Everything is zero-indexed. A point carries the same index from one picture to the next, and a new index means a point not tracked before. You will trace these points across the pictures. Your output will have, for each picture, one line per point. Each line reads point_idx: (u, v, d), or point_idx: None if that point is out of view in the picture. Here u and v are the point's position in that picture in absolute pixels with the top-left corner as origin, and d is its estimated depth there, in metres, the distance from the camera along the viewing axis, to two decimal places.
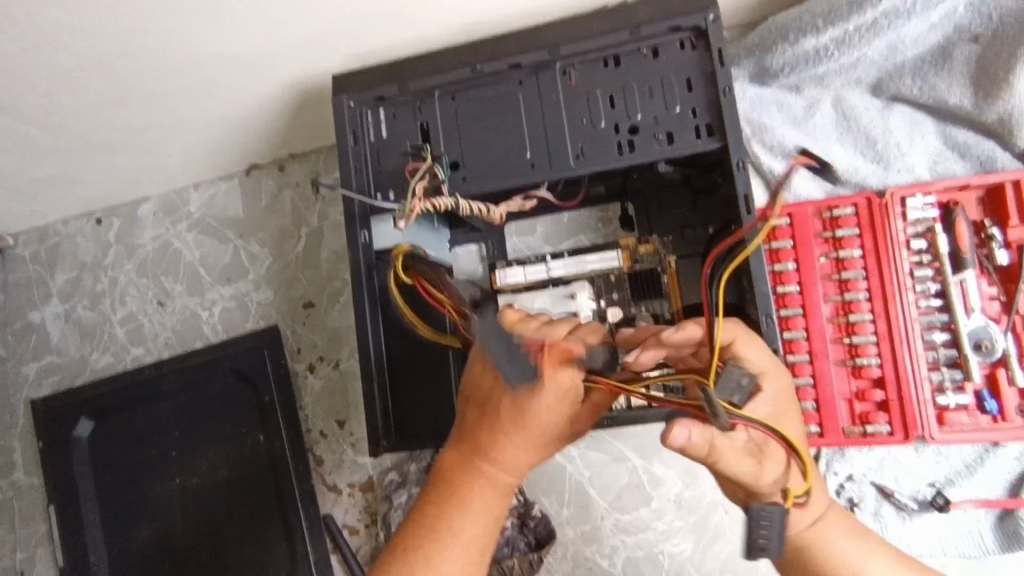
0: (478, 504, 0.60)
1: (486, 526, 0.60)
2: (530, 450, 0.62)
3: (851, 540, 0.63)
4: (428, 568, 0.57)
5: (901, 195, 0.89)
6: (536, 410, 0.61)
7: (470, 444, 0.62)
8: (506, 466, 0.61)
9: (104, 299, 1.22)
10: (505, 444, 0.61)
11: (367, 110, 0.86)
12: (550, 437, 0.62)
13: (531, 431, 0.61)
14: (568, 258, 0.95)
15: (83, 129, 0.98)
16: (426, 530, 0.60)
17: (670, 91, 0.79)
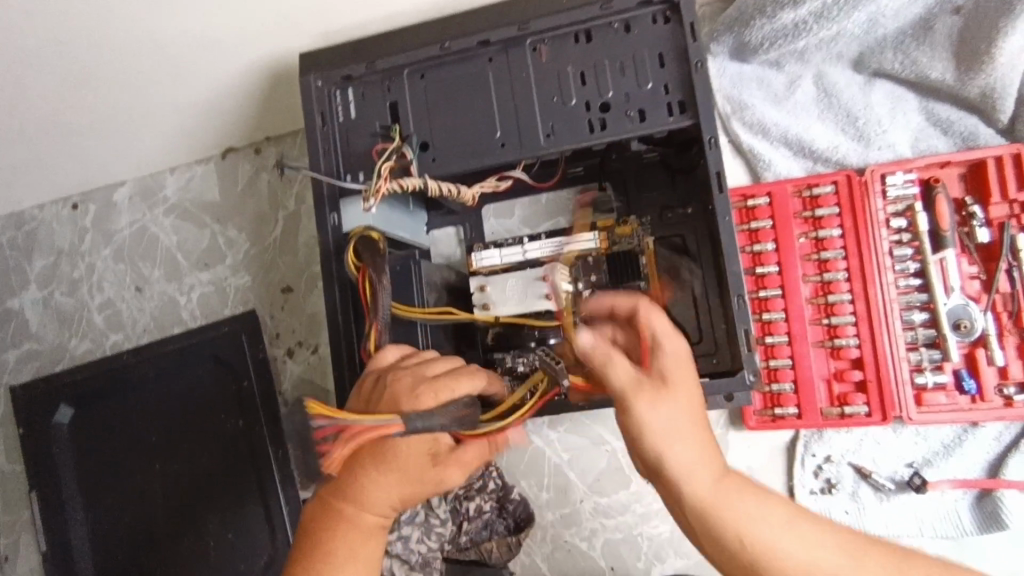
0: (344, 543, 0.65)
1: (355, 564, 0.65)
2: (388, 489, 0.66)
3: (752, 503, 0.56)
4: None
5: (881, 172, 0.88)
6: (392, 450, 0.65)
7: (335, 489, 0.67)
8: (366, 506, 0.66)
9: (82, 285, 1.21)
10: (364, 485, 0.66)
11: (336, 90, 0.84)
12: (408, 476, 0.66)
13: (388, 470, 0.65)
14: (545, 240, 0.94)
15: (50, 111, 0.96)
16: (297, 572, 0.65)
17: (642, 67, 0.77)
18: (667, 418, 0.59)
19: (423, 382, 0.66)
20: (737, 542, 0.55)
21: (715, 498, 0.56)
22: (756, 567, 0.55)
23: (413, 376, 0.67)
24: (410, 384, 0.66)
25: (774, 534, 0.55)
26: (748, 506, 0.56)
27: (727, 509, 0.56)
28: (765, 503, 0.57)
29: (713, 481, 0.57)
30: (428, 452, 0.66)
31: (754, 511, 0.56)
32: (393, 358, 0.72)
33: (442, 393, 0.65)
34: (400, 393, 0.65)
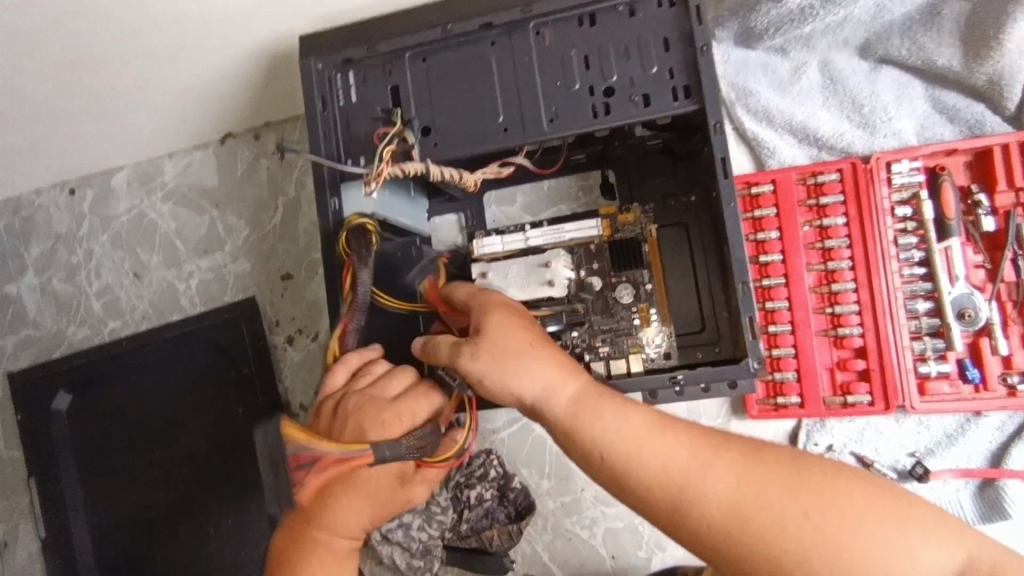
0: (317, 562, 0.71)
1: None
2: (358, 511, 0.70)
3: (614, 414, 0.59)
4: None
5: (886, 160, 0.87)
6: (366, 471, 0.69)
7: (305, 514, 0.72)
8: (337, 528, 0.71)
9: (79, 271, 1.20)
10: (335, 509, 0.70)
11: (336, 73, 0.83)
12: (377, 497, 0.70)
13: (357, 491, 0.69)
14: (546, 227, 0.94)
15: (46, 94, 0.95)
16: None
17: (647, 50, 0.76)
18: (504, 361, 0.63)
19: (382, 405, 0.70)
20: (606, 451, 0.58)
21: (580, 418, 0.60)
22: (628, 480, 0.57)
23: (369, 400, 0.71)
24: (368, 415, 0.70)
25: (642, 441, 0.57)
26: (614, 418, 0.59)
27: (593, 424, 0.59)
28: (635, 413, 0.59)
29: (572, 402, 0.61)
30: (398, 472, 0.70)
31: (624, 420, 0.59)
32: (342, 379, 0.75)
33: (405, 419, 0.70)
34: (366, 420, 0.70)
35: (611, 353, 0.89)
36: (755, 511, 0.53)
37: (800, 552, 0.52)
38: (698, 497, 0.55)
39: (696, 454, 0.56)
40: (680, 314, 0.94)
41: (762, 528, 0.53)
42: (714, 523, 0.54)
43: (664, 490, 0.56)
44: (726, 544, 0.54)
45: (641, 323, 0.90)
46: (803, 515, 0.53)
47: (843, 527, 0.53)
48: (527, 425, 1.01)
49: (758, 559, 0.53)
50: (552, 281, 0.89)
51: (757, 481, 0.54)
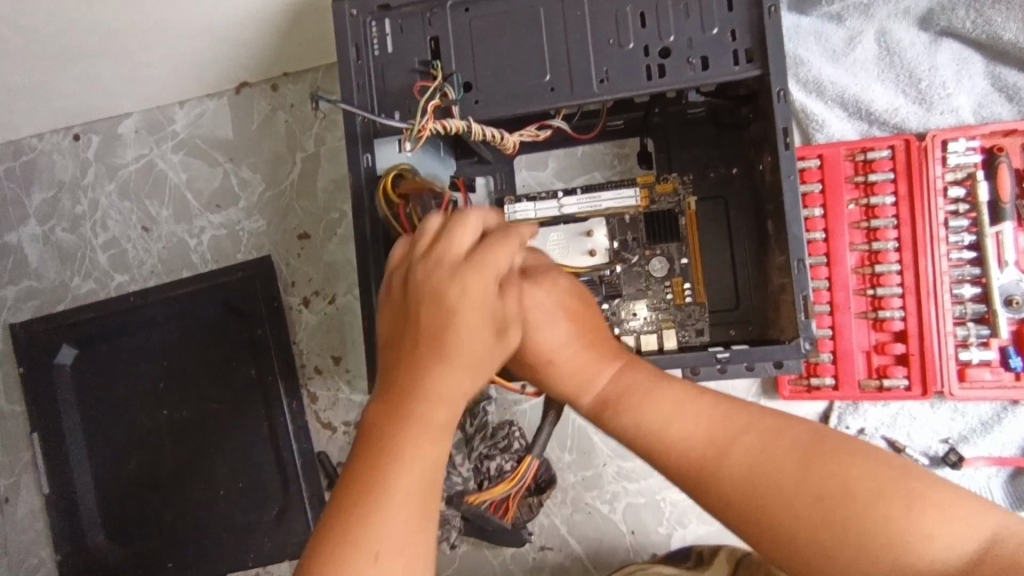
0: (416, 445, 0.52)
1: (425, 474, 0.52)
2: (460, 379, 0.55)
3: (644, 397, 0.57)
4: (366, 524, 0.49)
5: (942, 138, 0.84)
6: (452, 334, 0.55)
7: (392, 391, 0.55)
8: (436, 400, 0.54)
9: (84, 222, 1.15)
10: (431, 377, 0.54)
11: (372, 20, 0.78)
12: (475, 357, 0.56)
13: (452, 357, 0.55)
14: (581, 195, 0.90)
15: (56, 31, 0.89)
16: (353, 528, 0.49)
17: (708, 10, 0.71)
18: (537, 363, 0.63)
19: (461, 260, 0.57)
20: (635, 441, 0.56)
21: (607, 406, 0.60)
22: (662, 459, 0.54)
23: (450, 258, 0.57)
24: (447, 271, 0.57)
25: (660, 427, 0.55)
26: (636, 400, 0.58)
27: (618, 412, 0.58)
28: (662, 394, 0.57)
29: (602, 397, 0.60)
30: (490, 321, 0.57)
31: (645, 407, 0.57)
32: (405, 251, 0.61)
33: (489, 276, 0.57)
34: (444, 285, 0.56)
35: (641, 328, 0.87)
36: (770, 494, 0.49)
37: (813, 535, 0.47)
38: (717, 478, 0.51)
39: (714, 437, 0.53)
40: (715, 290, 0.91)
41: (773, 511, 0.49)
42: (734, 503, 0.50)
43: (683, 472, 0.53)
44: (745, 526, 0.50)
45: (674, 299, 0.87)
46: (814, 497, 0.48)
47: (856, 512, 0.46)
48: None
49: (774, 544, 0.48)
50: (592, 252, 0.88)
51: (771, 464, 0.50)
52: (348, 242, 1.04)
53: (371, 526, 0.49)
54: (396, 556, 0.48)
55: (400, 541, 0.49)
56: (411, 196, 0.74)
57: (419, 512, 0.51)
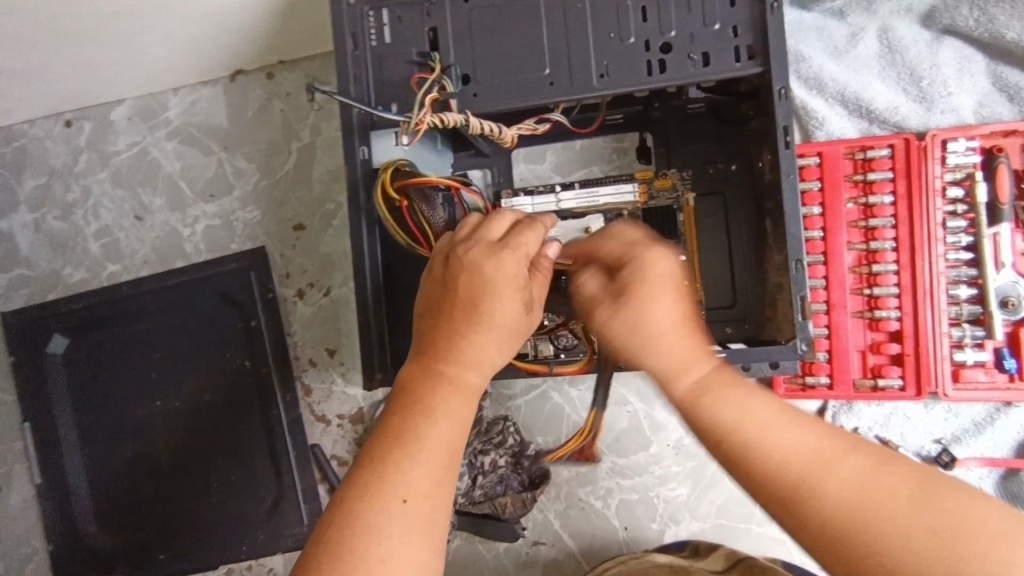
0: (446, 404, 0.59)
1: (453, 429, 0.58)
2: (492, 348, 0.61)
3: (735, 395, 0.54)
4: (397, 471, 0.55)
5: (942, 138, 0.83)
6: (490, 306, 0.61)
7: (427, 355, 0.61)
8: (468, 364, 0.60)
9: (75, 210, 1.13)
10: (468, 344, 0.61)
11: (369, 10, 0.77)
12: (508, 329, 0.62)
13: (487, 327, 0.61)
14: (579, 189, 0.90)
15: (49, 15, 0.87)
16: (384, 465, 0.56)
17: (710, 4, 0.70)
18: (638, 328, 0.61)
19: (500, 242, 0.64)
20: (724, 436, 0.52)
21: (697, 392, 0.56)
22: (741, 463, 0.50)
23: (487, 240, 0.64)
24: (485, 249, 0.63)
25: (763, 427, 0.50)
26: (733, 392, 0.54)
27: (713, 400, 0.54)
28: (762, 395, 0.53)
29: (694, 387, 0.56)
30: (524, 296, 0.63)
31: (749, 406, 0.52)
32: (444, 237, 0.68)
33: (523, 257, 0.63)
34: (484, 258, 0.62)
35: None
36: (880, 515, 0.44)
37: (922, 568, 0.42)
38: (816, 493, 0.46)
39: (819, 451, 0.48)
40: (712, 288, 0.90)
41: (879, 538, 0.44)
42: (833, 516, 0.45)
43: (776, 481, 0.48)
44: (836, 547, 0.45)
45: None
46: (928, 530, 0.43)
47: (977, 553, 0.42)
48: (545, 394, 0.99)
49: (876, 574, 0.43)
50: None
51: (882, 489, 0.45)
52: (344, 233, 1.03)
53: (403, 467, 0.55)
54: (421, 502, 0.54)
55: (428, 483, 0.55)
56: (412, 190, 0.73)
57: (445, 460, 0.57)
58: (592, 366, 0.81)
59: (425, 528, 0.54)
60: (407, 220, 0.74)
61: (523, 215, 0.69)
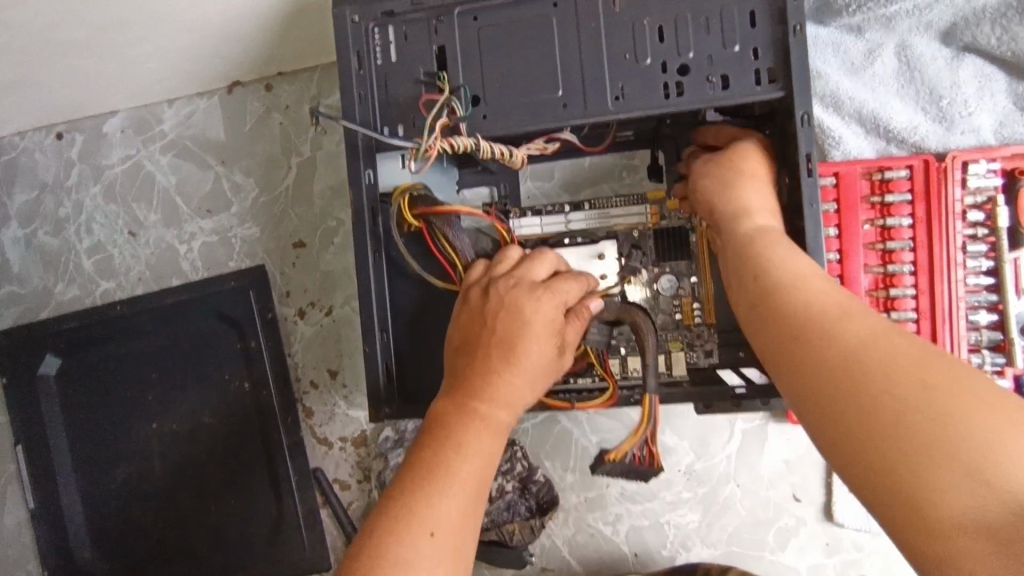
0: (477, 441, 0.63)
1: (480, 464, 0.62)
2: (524, 387, 0.66)
3: (784, 255, 0.60)
4: (428, 504, 0.59)
5: (963, 159, 0.81)
6: (526, 347, 0.66)
7: (462, 391, 0.65)
8: (501, 404, 0.65)
9: (67, 225, 1.10)
10: (502, 384, 0.65)
11: (375, 27, 0.74)
12: (540, 370, 0.67)
13: (522, 367, 0.66)
14: (589, 210, 0.87)
15: (40, 27, 0.84)
16: (414, 498, 0.59)
17: (730, 25, 0.68)
18: (726, 176, 0.69)
19: (538, 285, 0.69)
20: (765, 281, 0.58)
21: (756, 242, 0.63)
22: (775, 301, 0.56)
23: (525, 281, 0.69)
24: (525, 292, 0.68)
25: (797, 281, 0.57)
26: (783, 251, 0.61)
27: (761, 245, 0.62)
28: (803, 265, 0.59)
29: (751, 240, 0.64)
30: (557, 341, 0.68)
31: (797, 266, 0.58)
32: (481, 271, 0.72)
33: (560, 303, 0.68)
34: (524, 300, 0.67)
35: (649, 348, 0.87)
36: (879, 361, 0.46)
37: (900, 413, 0.43)
38: (832, 335, 0.50)
39: (846, 310, 0.51)
40: None
41: (870, 380, 0.46)
42: (830, 357, 0.49)
43: (799, 319, 0.53)
44: (829, 382, 0.48)
45: (683, 319, 0.85)
46: (920, 385, 0.44)
47: (963, 412, 0.41)
48: (553, 418, 0.97)
49: (855, 410, 0.45)
50: (603, 276, 0.85)
51: (890, 346, 0.47)
52: (345, 251, 1.00)
53: (433, 499, 0.59)
54: (448, 533, 0.58)
55: (457, 512, 0.59)
56: (432, 218, 0.73)
57: (472, 490, 0.61)
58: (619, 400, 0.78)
59: (453, 554, 0.58)
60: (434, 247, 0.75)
61: (562, 260, 0.75)
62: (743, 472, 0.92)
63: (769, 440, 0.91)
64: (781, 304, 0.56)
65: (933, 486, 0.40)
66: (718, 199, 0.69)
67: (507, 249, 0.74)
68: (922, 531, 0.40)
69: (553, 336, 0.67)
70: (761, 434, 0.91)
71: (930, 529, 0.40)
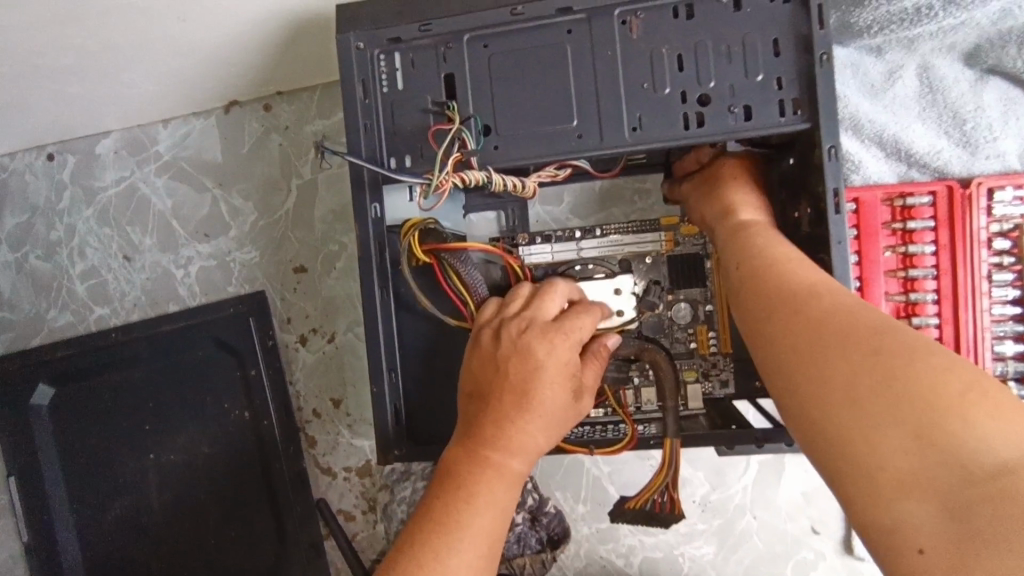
0: (490, 491, 0.60)
1: (493, 517, 0.60)
2: (538, 435, 0.63)
3: (762, 239, 0.61)
4: (440, 560, 0.56)
5: (988, 186, 0.79)
6: (540, 393, 0.63)
7: (473, 437, 0.63)
8: (515, 452, 0.62)
9: (59, 249, 1.07)
10: (515, 431, 0.62)
11: (380, 54, 0.71)
12: (555, 416, 0.64)
13: (536, 413, 0.63)
14: (601, 236, 0.84)
15: (30, 53, 0.80)
16: (425, 553, 0.57)
17: (752, 53, 0.65)
18: (714, 185, 0.71)
19: (549, 325, 0.66)
20: (741, 262, 0.59)
21: (739, 232, 0.64)
22: (751, 280, 0.56)
23: (533, 320, 0.66)
24: (537, 335, 0.65)
25: (774, 259, 0.56)
26: (763, 239, 0.61)
27: (743, 238, 0.63)
28: (777, 246, 0.58)
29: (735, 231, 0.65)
30: (572, 384, 0.65)
31: (774, 246, 0.59)
32: (491, 313, 0.69)
33: (573, 342, 0.65)
34: (535, 342, 0.64)
35: None
36: (836, 329, 0.46)
37: (850, 378, 0.43)
38: (796, 308, 0.50)
39: (813, 284, 0.51)
40: None
41: (827, 348, 0.45)
42: (789, 332, 0.49)
43: (769, 292, 0.53)
44: (791, 354, 0.48)
45: (697, 348, 0.81)
46: (873, 350, 0.43)
47: (909, 374, 0.41)
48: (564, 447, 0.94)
49: (812, 378, 0.45)
50: (619, 312, 0.82)
51: (848, 315, 0.47)
52: (348, 276, 0.97)
53: (444, 554, 0.57)
54: None
55: (469, 569, 0.56)
56: (443, 254, 0.70)
57: (485, 545, 0.58)
58: (636, 442, 0.74)
59: None
60: (445, 283, 0.72)
61: (575, 295, 0.72)
62: (760, 504, 0.89)
63: (786, 470, 0.89)
64: (749, 284, 0.56)
65: (879, 452, 0.40)
66: (711, 211, 0.70)
67: (517, 289, 0.71)
68: (870, 496, 0.40)
69: (566, 380, 0.64)
70: (778, 464, 0.89)
71: (877, 496, 0.40)
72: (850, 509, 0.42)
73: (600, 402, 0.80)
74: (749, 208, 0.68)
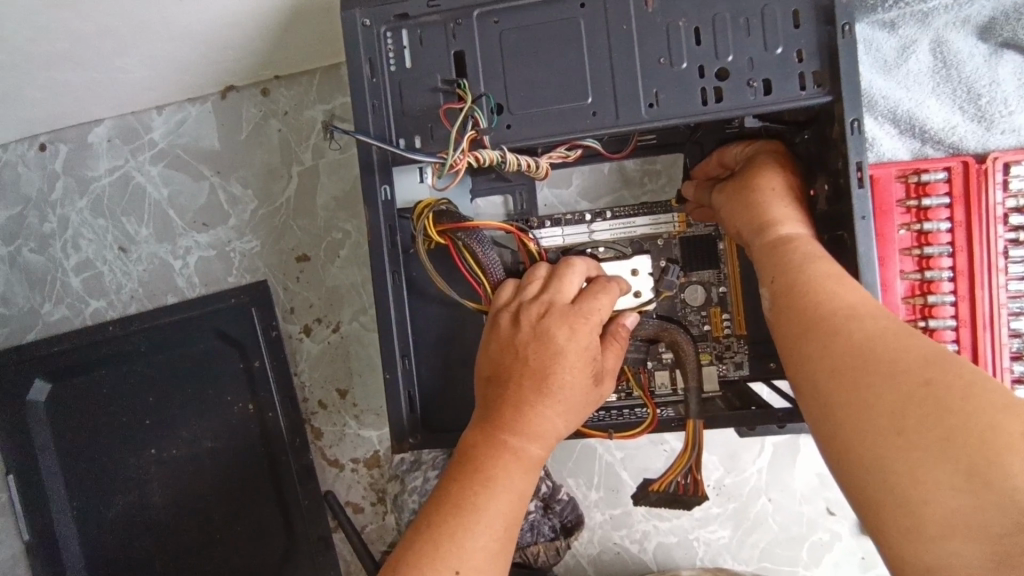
0: (507, 477, 0.58)
1: (511, 503, 0.58)
2: (557, 421, 0.61)
3: (799, 246, 0.59)
4: (455, 544, 0.54)
5: (1004, 161, 0.78)
6: (556, 380, 0.61)
7: (487, 426, 0.61)
8: (533, 437, 0.60)
9: (53, 242, 1.04)
10: (529, 416, 0.60)
11: (387, 31, 0.68)
12: (575, 402, 0.62)
13: (551, 401, 0.61)
14: (613, 218, 0.82)
15: (23, 38, 0.78)
16: (440, 539, 0.55)
17: (772, 25, 0.63)
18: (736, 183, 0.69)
19: (567, 311, 0.64)
20: (775, 278, 0.57)
21: (773, 237, 0.62)
22: (789, 294, 0.54)
23: (551, 308, 0.64)
24: (552, 323, 0.63)
25: (813, 271, 0.55)
26: (806, 252, 0.58)
27: (786, 251, 0.59)
28: (818, 265, 0.55)
29: (768, 239, 0.62)
30: (591, 370, 0.63)
31: (816, 257, 0.57)
32: (509, 296, 0.68)
33: (591, 325, 0.63)
34: (556, 327, 0.63)
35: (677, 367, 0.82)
36: (887, 352, 0.44)
37: (904, 400, 0.41)
38: (847, 323, 0.48)
39: (860, 303, 0.50)
40: None
41: (876, 370, 0.44)
42: (829, 353, 0.47)
43: (812, 308, 0.51)
44: (834, 375, 0.46)
45: (711, 331, 0.80)
46: (925, 379, 0.42)
47: (966, 406, 0.40)
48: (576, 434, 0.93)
49: (864, 394, 0.43)
50: (637, 292, 0.78)
51: (899, 338, 0.45)
52: (353, 264, 0.95)
53: (458, 537, 0.55)
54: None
55: (483, 555, 0.55)
56: (457, 233, 0.68)
57: (501, 533, 0.56)
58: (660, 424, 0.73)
59: None
60: (461, 265, 0.70)
61: (597, 275, 0.70)
62: (775, 486, 0.89)
63: (800, 452, 0.88)
64: (785, 297, 0.55)
65: (927, 483, 0.39)
66: (742, 213, 0.66)
67: (534, 273, 0.69)
68: (909, 530, 0.39)
69: (583, 371, 0.62)
70: (792, 446, 0.89)
71: (920, 530, 0.39)
72: (884, 540, 0.40)
73: (619, 386, 0.79)
74: (789, 218, 0.63)
